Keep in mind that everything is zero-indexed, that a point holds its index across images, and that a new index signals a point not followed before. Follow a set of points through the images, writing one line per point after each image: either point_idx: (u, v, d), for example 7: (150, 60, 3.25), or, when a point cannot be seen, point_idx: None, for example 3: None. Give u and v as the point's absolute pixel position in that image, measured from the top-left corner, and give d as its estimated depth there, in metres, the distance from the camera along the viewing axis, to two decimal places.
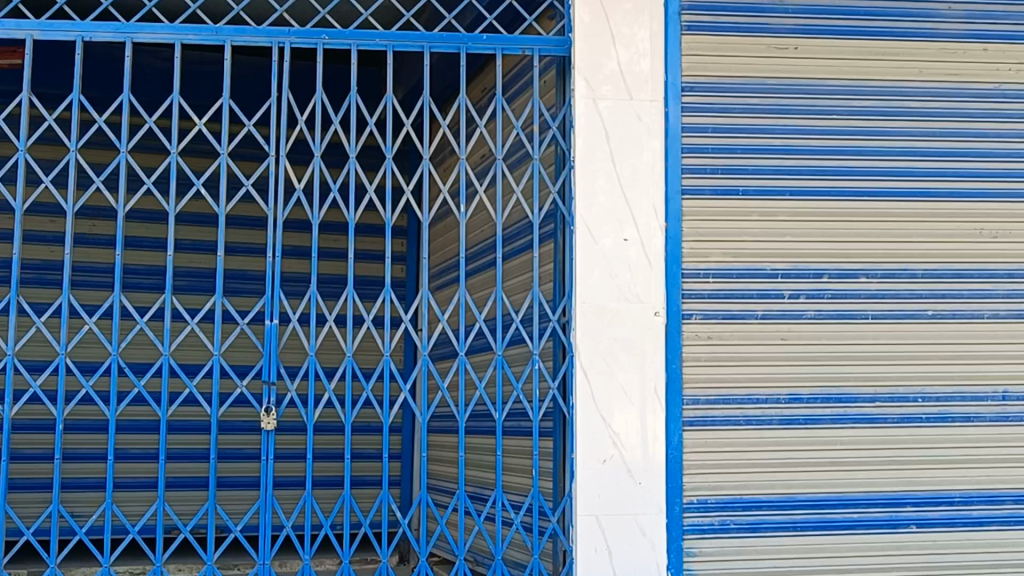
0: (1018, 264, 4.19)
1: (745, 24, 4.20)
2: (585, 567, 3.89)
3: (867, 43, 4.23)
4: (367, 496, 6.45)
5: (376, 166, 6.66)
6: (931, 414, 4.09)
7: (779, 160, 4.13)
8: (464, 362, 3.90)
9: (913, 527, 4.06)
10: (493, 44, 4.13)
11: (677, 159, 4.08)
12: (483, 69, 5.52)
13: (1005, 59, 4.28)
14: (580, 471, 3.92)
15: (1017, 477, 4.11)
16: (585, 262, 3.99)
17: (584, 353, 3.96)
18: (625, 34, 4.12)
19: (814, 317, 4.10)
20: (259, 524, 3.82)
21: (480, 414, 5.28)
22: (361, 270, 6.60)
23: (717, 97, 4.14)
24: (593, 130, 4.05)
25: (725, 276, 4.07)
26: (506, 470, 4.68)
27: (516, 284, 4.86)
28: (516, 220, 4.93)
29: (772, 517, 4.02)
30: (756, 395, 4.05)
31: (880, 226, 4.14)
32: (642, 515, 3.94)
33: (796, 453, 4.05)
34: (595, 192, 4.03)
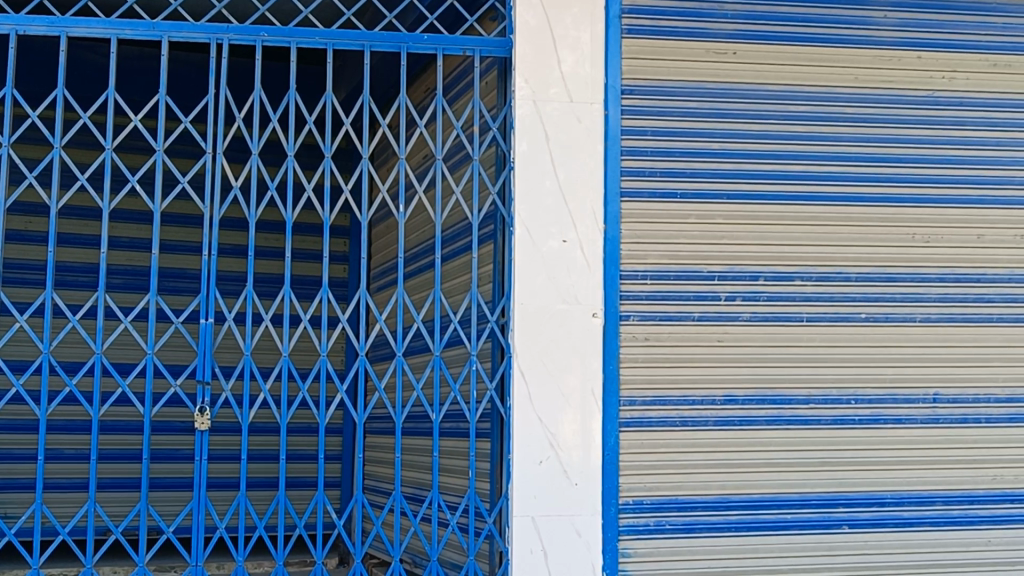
0: (948, 268, 4.24)
1: (683, 28, 4.17)
2: (520, 567, 3.82)
3: (804, 47, 4.24)
4: (303, 497, 6.44)
5: (314, 164, 6.66)
6: (863, 415, 4.13)
7: (716, 162, 4.12)
8: (403, 363, 3.85)
9: (844, 527, 4.08)
10: (433, 44, 4.09)
11: (617, 161, 4.03)
12: (423, 70, 5.52)
13: (938, 66, 4.33)
14: (516, 473, 3.85)
15: (946, 478, 4.16)
16: (525, 265, 3.92)
17: (522, 355, 3.89)
18: (567, 37, 4.05)
19: (749, 320, 4.09)
20: (193, 526, 3.76)
21: (416, 414, 5.35)
22: (298, 269, 6.58)
23: (657, 100, 4.10)
24: (533, 132, 3.98)
25: (662, 277, 4.04)
26: (445, 472, 4.79)
27: (456, 284, 4.90)
28: (453, 222, 5.01)
29: (706, 518, 3.99)
30: (692, 397, 4.03)
31: (814, 230, 4.16)
32: (578, 516, 3.88)
33: (731, 455, 4.03)
34: (539, 194, 3.96)
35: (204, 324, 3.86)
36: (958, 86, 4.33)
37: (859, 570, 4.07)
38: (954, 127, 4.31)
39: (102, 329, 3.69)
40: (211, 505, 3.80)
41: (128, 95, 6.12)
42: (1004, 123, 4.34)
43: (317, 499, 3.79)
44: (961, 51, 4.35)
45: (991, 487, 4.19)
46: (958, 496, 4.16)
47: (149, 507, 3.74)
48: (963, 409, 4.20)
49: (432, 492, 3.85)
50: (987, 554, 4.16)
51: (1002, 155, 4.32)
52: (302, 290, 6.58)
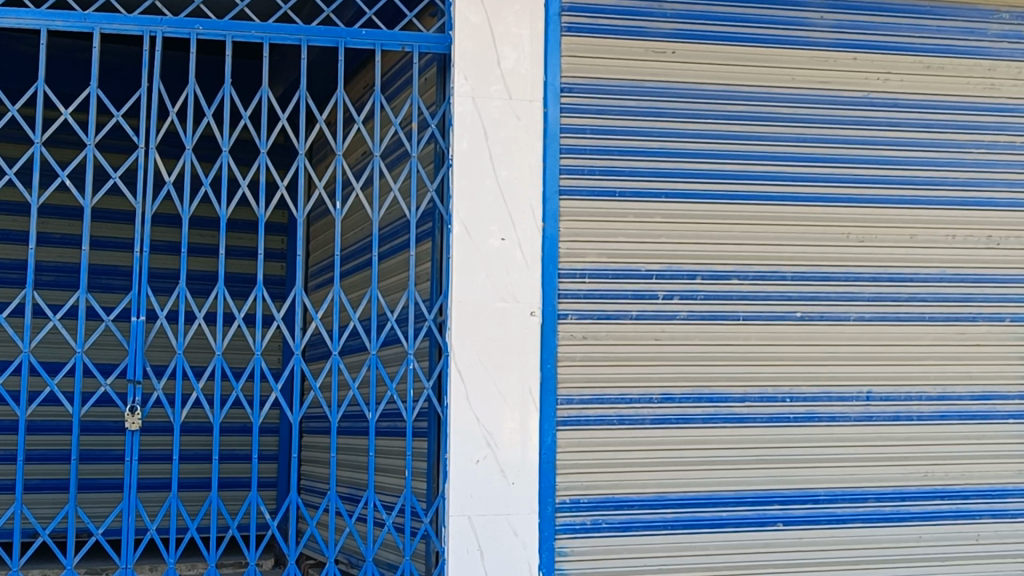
0: (883, 268, 4.28)
1: (621, 27, 4.16)
2: (455, 567, 3.78)
3: (742, 47, 4.25)
4: (236, 498, 6.35)
5: (249, 161, 6.57)
6: (798, 413, 4.15)
7: (654, 161, 4.12)
8: (339, 362, 3.80)
9: (779, 525, 4.09)
10: (372, 39, 4.04)
11: (555, 159, 4.01)
12: (361, 66, 5.46)
13: (872, 68, 4.36)
14: (452, 473, 3.81)
15: (879, 475, 4.20)
16: (463, 263, 3.88)
17: (459, 354, 3.85)
18: (506, 35, 4.02)
19: (686, 318, 4.10)
20: (122, 527, 3.68)
21: (353, 414, 5.30)
22: (233, 267, 6.49)
23: (596, 99, 4.09)
24: (472, 129, 3.95)
25: (600, 276, 4.03)
26: (381, 471, 4.75)
27: (394, 283, 4.85)
28: (391, 219, 4.96)
29: (642, 516, 3.98)
30: (629, 396, 4.02)
31: (751, 229, 4.18)
32: (514, 516, 3.85)
33: (667, 453, 4.03)
34: (477, 191, 3.93)
35: (135, 322, 3.78)
36: (892, 87, 4.37)
37: (794, 567, 4.09)
38: (888, 128, 4.34)
39: (28, 326, 3.60)
40: (141, 506, 3.72)
41: (59, 89, 6.01)
42: (936, 124, 4.39)
43: (250, 499, 3.73)
44: (896, 53, 4.39)
45: (923, 484, 4.23)
46: (890, 493, 4.20)
47: (76, 508, 3.65)
48: (896, 407, 4.23)
49: (368, 491, 3.80)
50: (918, 549, 4.20)
51: (934, 157, 4.37)
52: (237, 289, 6.49)
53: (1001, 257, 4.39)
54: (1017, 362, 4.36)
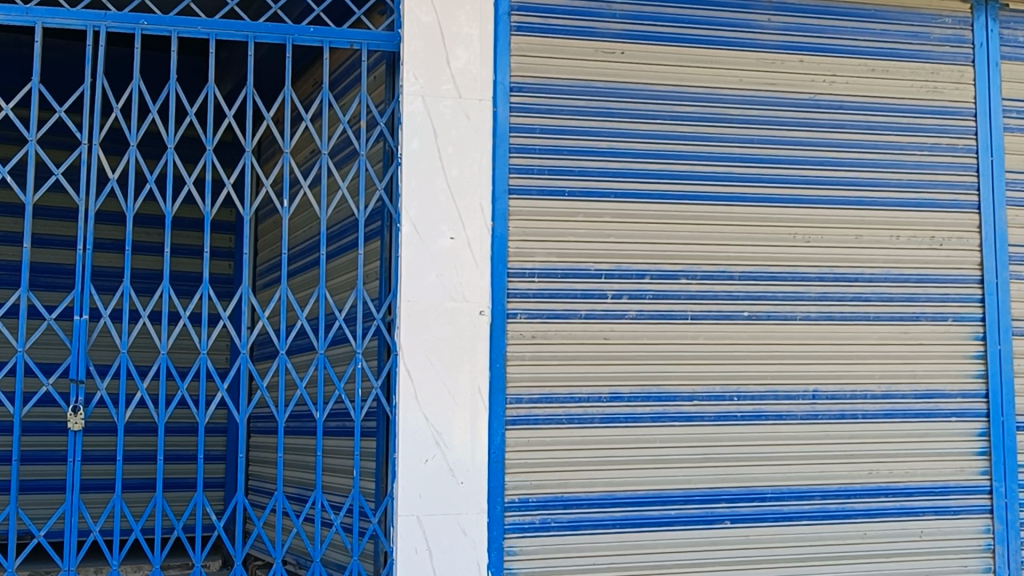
0: (828, 267, 4.33)
1: (571, 27, 4.16)
2: (404, 567, 3.77)
3: (691, 49, 4.28)
4: (181, 498, 6.28)
5: (194, 157, 6.49)
6: (746, 412, 4.18)
7: (603, 161, 4.13)
8: (287, 362, 3.76)
9: (726, 522, 4.12)
10: (320, 37, 4.01)
11: (505, 160, 4.01)
12: (310, 64, 5.41)
13: (819, 70, 4.41)
14: (401, 472, 3.79)
15: (825, 473, 4.24)
16: (413, 262, 3.87)
17: (408, 354, 3.84)
18: (456, 34, 4.01)
19: (635, 317, 4.11)
20: (65, 530, 3.63)
21: (301, 414, 5.26)
22: (178, 265, 6.42)
23: (546, 98, 4.09)
24: (421, 128, 3.94)
25: (550, 275, 4.03)
26: (329, 471, 4.72)
27: (342, 282, 4.82)
28: (340, 218, 4.92)
29: (591, 515, 3.99)
30: (578, 395, 4.03)
31: (700, 229, 4.21)
32: (463, 515, 3.84)
33: (617, 452, 4.04)
34: (427, 191, 3.92)
35: (78, 320, 3.72)
36: (838, 89, 4.42)
37: (741, 564, 4.13)
38: (834, 130, 4.39)
39: None
40: (84, 508, 3.67)
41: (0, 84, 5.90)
42: (881, 126, 4.45)
43: (196, 500, 3.69)
44: (841, 56, 4.44)
45: (867, 481, 4.28)
46: (835, 490, 4.25)
47: (18, 510, 3.59)
48: (841, 406, 4.29)
49: (315, 492, 3.78)
50: (863, 546, 4.25)
51: (879, 158, 4.42)
52: (182, 287, 6.42)
53: (944, 257, 4.46)
54: (960, 361, 4.43)
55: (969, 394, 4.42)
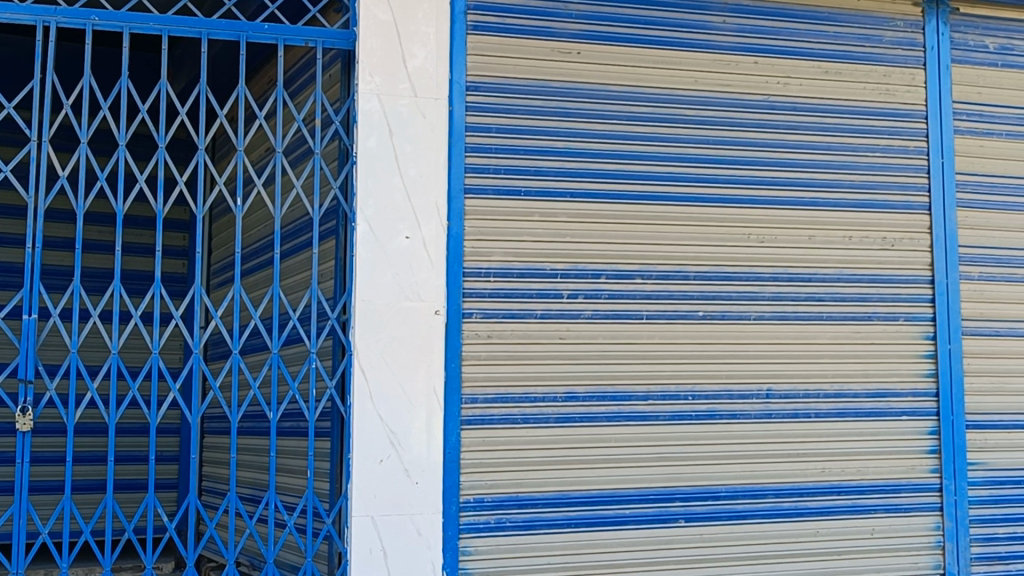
0: (782, 268, 4.36)
1: (527, 27, 4.16)
2: (359, 568, 3.74)
3: (647, 50, 4.29)
4: (132, 500, 6.21)
5: (146, 155, 6.42)
6: (700, 411, 4.20)
7: (560, 161, 4.14)
8: (240, 361, 3.73)
9: (681, 521, 4.14)
10: (275, 35, 3.98)
11: (461, 159, 4.00)
12: (264, 62, 5.36)
13: (773, 72, 4.44)
14: (355, 472, 3.77)
15: (778, 472, 4.27)
16: (369, 262, 3.85)
17: (363, 353, 3.81)
18: (412, 32, 3.99)
19: (590, 317, 4.12)
20: (12, 533, 3.57)
21: (254, 414, 5.22)
22: (129, 263, 6.35)
23: (502, 98, 4.09)
24: (376, 127, 3.91)
25: (505, 274, 4.03)
26: (283, 472, 4.69)
27: (296, 281, 4.78)
28: (294, 217, 4.88)
29: (546, 514, 3.99)
30: (533, 395, 4.02)
31: (656, 229, 4.22)
32: (418, 515, 3.83)
33: (573, 451, 4.05)
34: (382, 189, 3.89)
35: (26, 319, 3.66)
36: (792, 91, 4.45)
37: (697, 563, 4.14)
38: (788, 131, 4.42)
39: None
40: (32, 509, 3.61)
41: None
42: (834, 128, 4.49)
43: (148, 501, 3.64)
44: (795, 58, 4.47)
45: (820, 479, 4.32)
46: (788, 489, 4.28)
47: None
48: (794, 405, 4.32)
49: (269, 492, 3.74)
50: (816, 544, 4.28)
51: (832, 159, 4.46)
52: (134, 286, 6.34)
53: (896, 258, 4.50)
54: (911, 361, 4.47)
55: (920, 394, 4.47)
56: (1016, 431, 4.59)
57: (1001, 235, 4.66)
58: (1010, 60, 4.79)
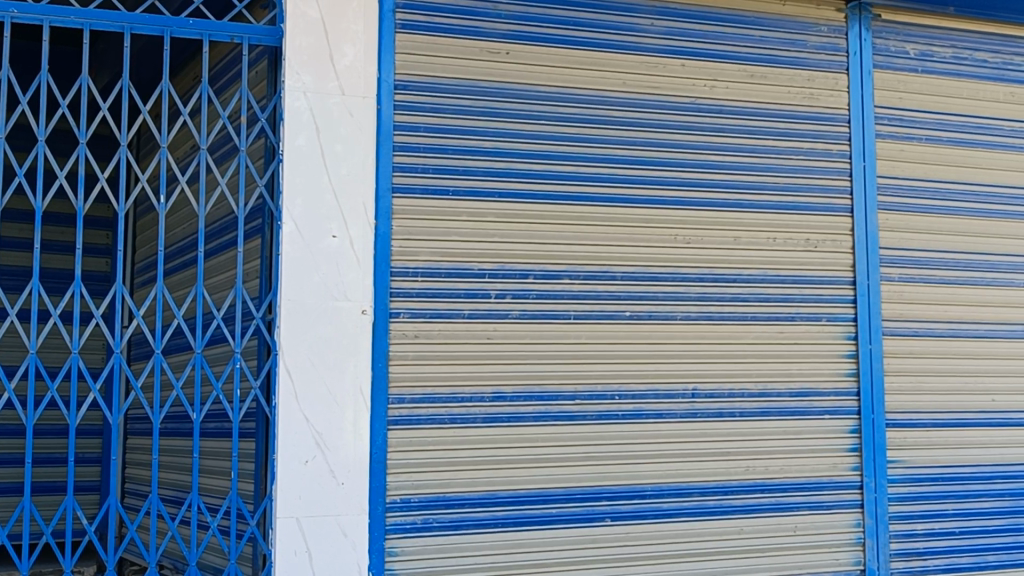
0: (708, 269, 4.41)
1: (456, 26, 4.15)
2: (283, 569, 3.70)
3: (577, 51, 4.30)
4: (50, 503, 6.09)
5: (67, 151, 6.30)
6: (627, 411, 4.23)
7: (488, 161, 4.13)
8: (163, 361, 3.67)
9: (607, 520, 4.16)
10: (200, 30, 3.92)
11: (389, 158, 3.98)
12: (189, 58, 5.28)
13: (700, 75, 4.48)
14: (280, 473, 3.73)
15: (702, 470, 4.31)
16: (295, 261, 3.81)
17: (288, 353, 3.77)
18: (340, 29, 3.96)
19: (517, 317, 4.12)
20: None
21: (177, 414, 5.14)
22: (48, 262, 6.22)
23: (431, 97, 4.07)
24: (303, 125, 3.87)
25: (433, 274, 4.02)
26: (206, 473, 4.63)
27: (220, 280, 4.72)
28: (219, 216, 4.81)
29: (473, 514, 3.99)
30: (460, 394, 4.02)
31: (583, 230, 4.24)
32: (343, 516, 3.79)
33: (502, 451, 4.05)
34: (308, 188, 3.86)
35: None
36: (718, 94, 4.50)
37: (601, 563, 4.13)
38: (714, 133, 4.47)
39: None
40: None
41: None
42: (759, 131, 4.54)
43: (67, 504, 3.56)
44: (721, 61, 4.52)
45: (744, 478, 4.37)
46: (712, 487, 4.32)
47: None
48: (719, 404, 4.36)
49: (192, 493, 3.68)
50: (740, 541, 4.33)
51: (758, 162, 4.52)
52: (52, 284, 6.22)
53: (819, 259, 4.57)
54: (833, 361, 4.54)
55: (841, 393, 4.54)
56: (934, 430, 4.69)
57: (921, 238, 4.76)
58: (930, 66, 4.88)
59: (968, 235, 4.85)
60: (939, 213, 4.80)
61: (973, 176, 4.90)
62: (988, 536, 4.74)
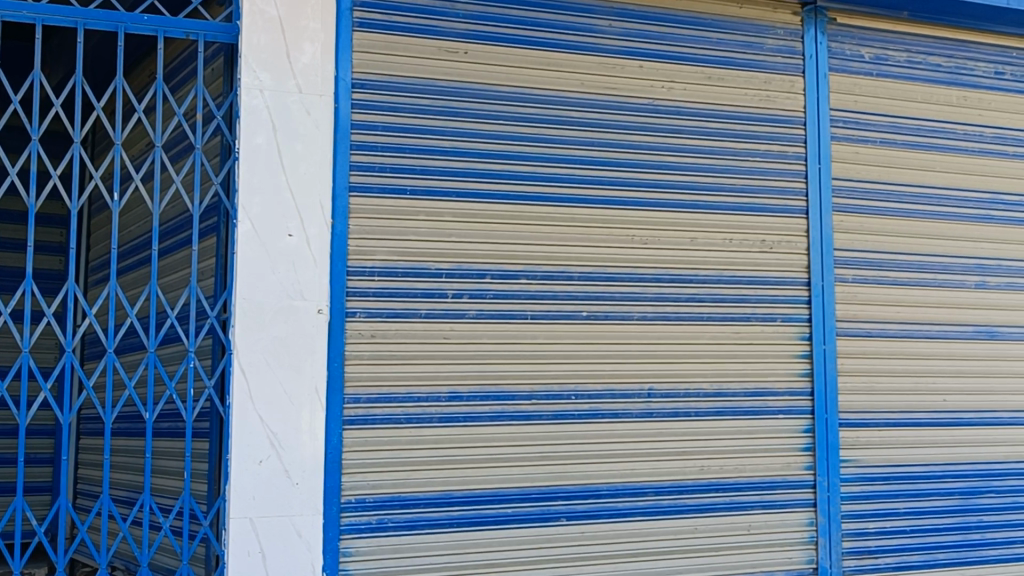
0: (665, 269, 4.43)
1: (415, 25, 4.14)
2: (236, 569, 3.68)
3: (535, 51, 4.31)
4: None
5: (18, 147, 6.21)
6: (583, 411, 4.24)
7: (446, 160, 4.13)
8: (115, 360, 3.63)
9: (563, 519, 4.17)
10: (155, 27, 3.88)
11: (346, 158, 3.97)
12: (144, 55, 5.22)
13: (657, 76, 4.50)
14: (234, 473, 3.70)
15: (657, 470, 4.33)
16: (250, 260, 3.78)
17: (243, 353, 3.74)
18: (298, 27, 3.93)
19: (473, 317, 4.12)
20: None
21: (129, 414, 5.09)
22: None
23: (389, 96, 4.06)
24: (259, 123, 3.84)
25: (390, 273, 4.00)
26: (159, 473, 4.59)
27: (174, 279, 4.68)
28: (174, 214, 4.76)
29: (429, 514, 3.98)
30: (417, 394, 4.00)
31: (540, 230, 4.24)
32: (297, 516, 3.77)
33: (457, 451, 4.04)
34: (264, 187, 3.83)
35: None
36: (675, 96, 4.52)
37: (555, 562, 4.14)
38: (671, 135, 4.49)
39: None
40: None
41: None
42: (715, 133, 4.57)
43: (16, 504, 3.52)
44: (679, 63, 4.54)
45: (699, 477, 4.39)
46: (667, 487, 4.34)
47: None
48: (674, 404, 4.38)
49: (145, 493, 3.65)
50: (694, 540, 4.36)
51: (714, 164, 4.55)
52: (3, 283, 6.13)
53: (774, 260, 4.61)
54: (788, 361, 4.58)
55: (795, 393, 4.58)
56: (887, 430, 4.75)
57: (875, 239, 4.81)
58: (884, 70, 4.94)
59: (921, 237, 4.91)
60: (892, 215, 4.85)
61: (926, 179, 4.96)
62: (939, 534, 4.80)
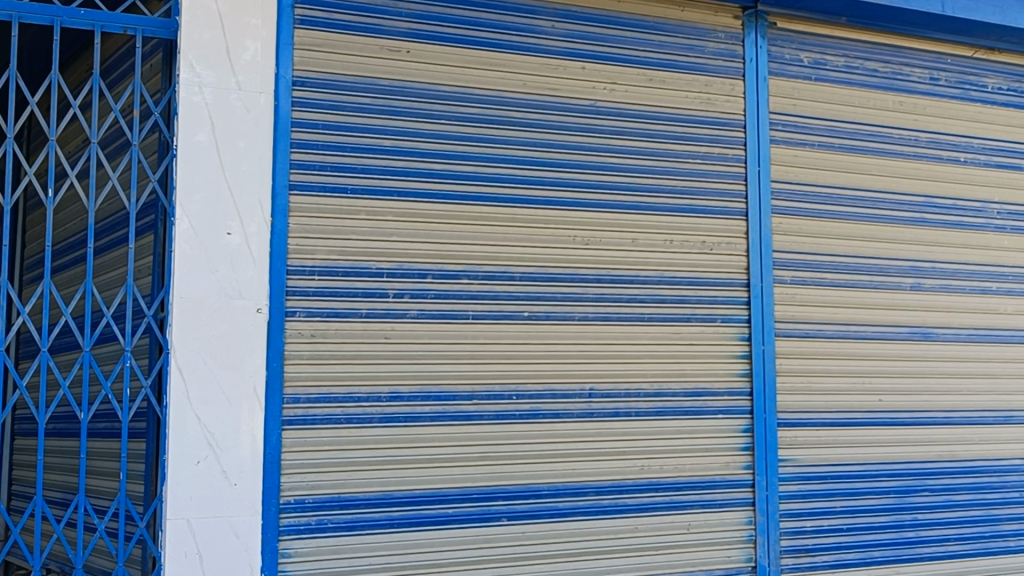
0: (606, 270, 4.44)
1: (357, 24, 4.12)
2: (172, 570, 3.63)
3: (477, 51, 4.30)
4: None
5: None
6: (524, 411, 4.25)
7: (388, 159, 4.11)
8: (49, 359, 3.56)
9: (503, 520, 4.17)
10: (91, 21, 3.82)
11: (286, 156, 3.94)
12: (81, 49, 5.14)
13: (600, 78, 4.51)
14: (171, 474, 3.65)
15: (598, 470, 4.35)
16: (188, 259, 3.73)
17: (180, 352, 3.69)
18: (239, 23, 3.88)
19: (415, 317, 4.10)
20: None
21: (64, 414, 5.01)
22: None
23: (330, 94, 4.04)
24: (198, 119, 3.79)
25: (330, 273, 3.98)
26: (95, 474, 4.52)
27: (110, 278, 4.61)
28: (110, 211, 4.69)
29: (368, 514, 3.96)
30: (357, 394, 3.98)
31: (482, 230, 4.24)
32: (235, 517, 3.72)
33: (398, 451, 4.02)
34: (203, 184, 3.78)
35: None
36: (617, 97, 4.54)
37: (496, 562, 4.14)
38: (613, 136, 4.51)
39: None
40: None
41: None
42: (656, 134, 4.59)
43: None
44: (621, 65, 4.56)
45: (639, 477, 4.42)
46: (608, 487, 4.35)
47: None
48: (615, 404, 4.40)
49: (80, 495, 3.58)
50: (634, 540, 4.38)
51: (655, 165, 4.57)
52: None
53: (713, 262, 4.65)
54: (727, 361, 4.62)
55: (734, 393, 4.62)
56: (824, 430, 4.80)
57: (813, 241, 4.86)
58: (824, 74, 5.00)
59: (858, 239, 4.97)
60: (830, 217, 4.91)
61: (863, 182, 5.02)
62: (874, 532, 4.86)
